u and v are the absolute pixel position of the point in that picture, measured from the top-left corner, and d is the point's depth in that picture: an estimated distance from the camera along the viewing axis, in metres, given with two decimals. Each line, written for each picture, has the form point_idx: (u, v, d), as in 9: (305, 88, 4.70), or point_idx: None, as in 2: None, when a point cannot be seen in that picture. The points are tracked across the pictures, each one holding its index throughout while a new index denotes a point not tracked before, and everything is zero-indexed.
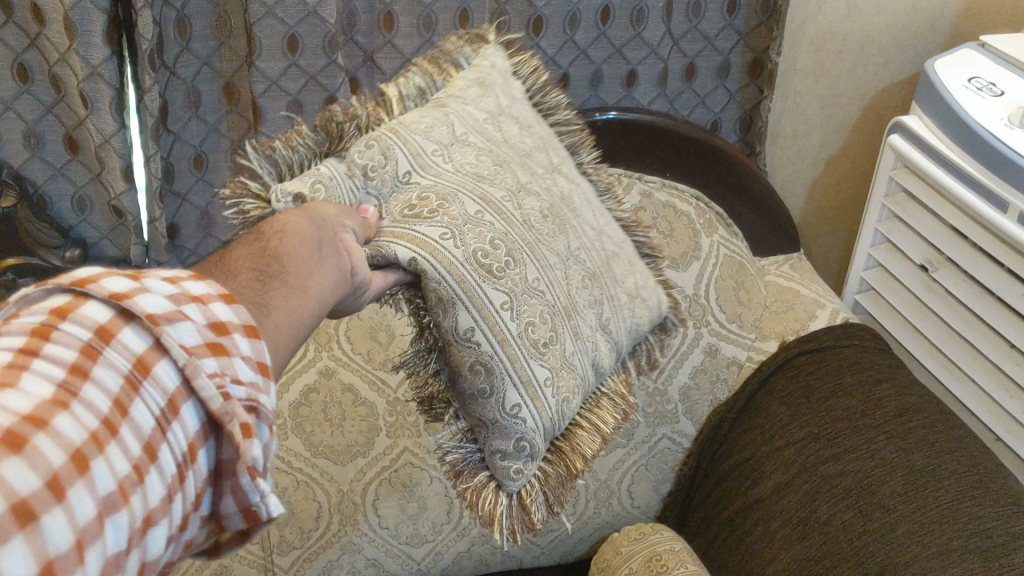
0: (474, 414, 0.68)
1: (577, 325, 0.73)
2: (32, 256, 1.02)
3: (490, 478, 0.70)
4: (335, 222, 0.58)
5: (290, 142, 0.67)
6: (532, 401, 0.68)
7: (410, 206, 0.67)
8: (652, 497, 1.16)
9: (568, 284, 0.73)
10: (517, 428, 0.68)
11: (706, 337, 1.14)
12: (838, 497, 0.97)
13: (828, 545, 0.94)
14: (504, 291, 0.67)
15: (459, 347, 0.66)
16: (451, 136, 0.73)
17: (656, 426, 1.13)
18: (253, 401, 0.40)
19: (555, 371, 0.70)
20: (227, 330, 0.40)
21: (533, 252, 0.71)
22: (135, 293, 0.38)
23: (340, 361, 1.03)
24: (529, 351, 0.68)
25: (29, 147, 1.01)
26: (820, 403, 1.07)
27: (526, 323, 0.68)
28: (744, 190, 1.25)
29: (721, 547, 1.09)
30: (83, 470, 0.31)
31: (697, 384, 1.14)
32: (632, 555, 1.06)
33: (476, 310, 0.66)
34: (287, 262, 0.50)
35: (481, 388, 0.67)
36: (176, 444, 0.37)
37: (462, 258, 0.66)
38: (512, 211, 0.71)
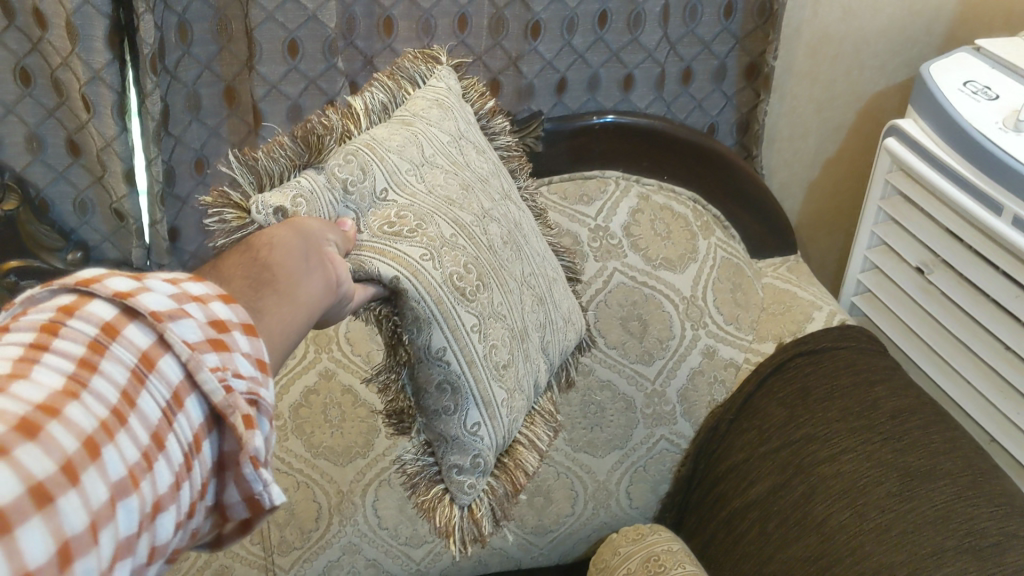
0: (437, 429, 0.70)
1: (529, 347, 0.75)
2: (33, 258, 1.05)
3: (445, 491, 0.71)
4: (319, 235, 0.58)
5: (271, 153, 0.66)
6: (490, 420, 0.70)
7: (389, 223, 0.67)
8: (650, 498, 1.17)
9: (523, 308, 0.75)
10: (475, 445, 0.70)
11: (704, 338, 1.15)
12: (834, 497, 0.98)
13: (825, 544, 0.95)
14: (474, 314, 0.69)
15: (428, 364, 0.68)
16: (421, 156, 0.74)
17: (654, 426, 1.14)
18: (254, 394, 0.41)
19: (511, 392, 0.72)
20: (227, 327, 0.41)
21: (497, 276, 0.73)
22: (138, 291, 0.38)
23: (340, 363, 1.04)
24: (488, 373, 0.70)
25: (30, 150, 1.01)
26: (818, 404, 1.08)
27: (491, 345, 0.70)
28: (741, 194, 1.26)
29: (718, 547, 1.09)
30: (95, 456, 0.32)
31: (694, 386, 1.15)
32: (630, 556, 1.07)
33: (448, 330, 0.67)
34: (277, 271, 0.50)
35: (446, 405, 0.69)
36: (182, 434, 0.37)
37: (440, 281, 0.66)
38: (480, 235, 0.73)
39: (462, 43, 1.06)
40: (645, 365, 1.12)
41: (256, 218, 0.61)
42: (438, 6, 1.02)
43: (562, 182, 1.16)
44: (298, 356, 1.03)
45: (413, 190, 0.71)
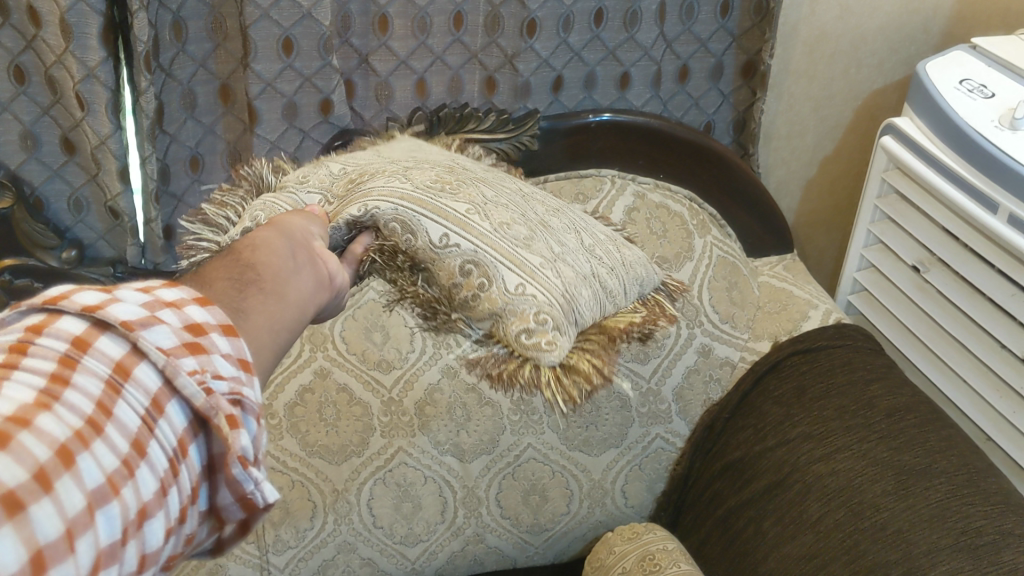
0: (483, 312, 0.72)
1: (557, 238, 0.80)
2: (28, 256, 1.00)
3: (525, 359, 0.71)
4: (303, 231, 0.60)
5: (219, 203, 0.79)
6: (531, 278, 0.73)
7: (351, 183, 0.78)
8: (646, 496, 1.17)
9: (535, 211, 0.82)
10: (528, 303, 0.72)
11: (700, 337, 1.15)
12: (829, 497, 0.98)
13: (819, 542, 0.95)
14: (463, 203, 0.76)
15: (440, 256, 0.73)
16: (376, 154, 0.86)
17: (650, 426, 1.14)
18: (237, 394, 0.41)
19: (548, 260, 0.75)
20: (203, 329, 0.41)
21: (486, 186, 0.81)
22: (107, 303, 0.38)
23: (336, 361, 1.03)
24: (507, 246, 0.74)
25: (26, 147, 1.00)
26: (813, 403, 1.08)
27: (498, 224, 0.76)
28: (741, 193, 1.25)
29: (714, 547, 1.10)
30: (69, 464, 0.32)
31: (690, 385, 1.15)
32: (625, 555, 1.07)
33: (442, 219, 0.73)
34: (262, 270, 0.51)
35: (479, 282, 0.72)
36: (165, 440, 0.37)
37: (413, 189, 0.75)
38: (456, 167, 0.83)
39: (458, 41, 1.07)
40: (640, 364, 1.12)
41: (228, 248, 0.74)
42: (434, 5, 1.03)
43: (558, 180, 1.17)
44: (293, 354, 1.03)
45: (374, 164, 0.83)
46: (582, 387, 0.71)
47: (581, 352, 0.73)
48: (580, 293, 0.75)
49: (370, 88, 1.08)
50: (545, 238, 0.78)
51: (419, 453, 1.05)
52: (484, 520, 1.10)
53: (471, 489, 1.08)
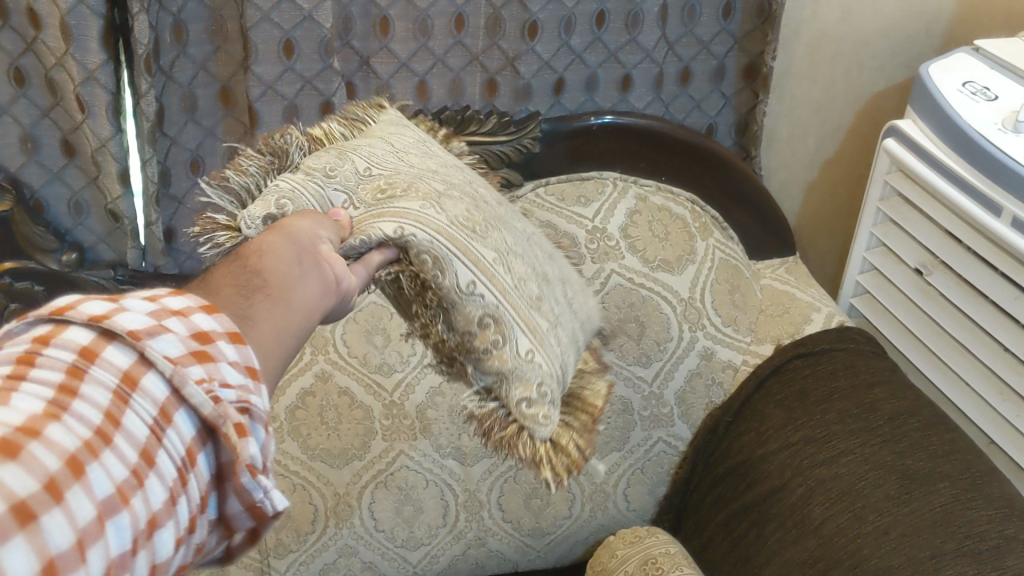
0: (491, 368, 0.73)
1: (555, 293, 0.82)
2: (28, 259, 0.99)
3: (517, 426, 0.74)
4: (310, 236, 0.60)
5: (241, 170, 0.77)
6: (539, 345, 0.75)
7: (381, 192, 0.74)
8: (648, 500, 1.17)
9: (536, 255, 0.83)
10: (535, 372, 0.74)
11: (701, 340, 1.15)
12: (832, 500, 0.98)
13: (823, 547, 0.94)
14: (490, 250, 0.75)
15: (462, 301, 0.72)
16: (392, 148, 0.82)
17: (651, 429, 1.14)
18: (245, 402, 0.40)
19: (550, 323, 0.78)
20: (211, 338, 0.41)
21: (504, 225, 0.81)
22: (114, 313, 0.38)
23: (337, 365, 1.03)
24: (522, 305, 0.75)
25: (26, 150, 1.00)
26: (816, 405, 1.08)
27: (517, 279, 0.76)
28: (743, 194, 1.24)
29: (716, 550, 1.09)
30: (79, 474, 0.32)
31: (692, 388, 1.15)
32: (627, 559, 1.07)
33: (472, 265, 0.73)
34: (267, 277, 0.51)
35: (494, 339, 0.73)
36: (173, 450, 0.37)
37: (446, 223, 0.73)
38: (476, 193, 0.82)
39: (459, 43, 1.07)
40: (642, 367, 1.12)
41: (244, 230, 0.69)
42: (435, 6, 1.03)
43: (559, 183, 1.16)
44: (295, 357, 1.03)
45: (390, 162, 0.79)
46: (568, 466, 0.76)
47: (563, 427, 0.77)
48: (566, 358, 0.79)
49: (371, 90, 1.07)
50: (548, 292, 0.80)
51: (419, 457, 1.05)
52: (485, 523, 1.10)
53: (473, 492, 1.08)
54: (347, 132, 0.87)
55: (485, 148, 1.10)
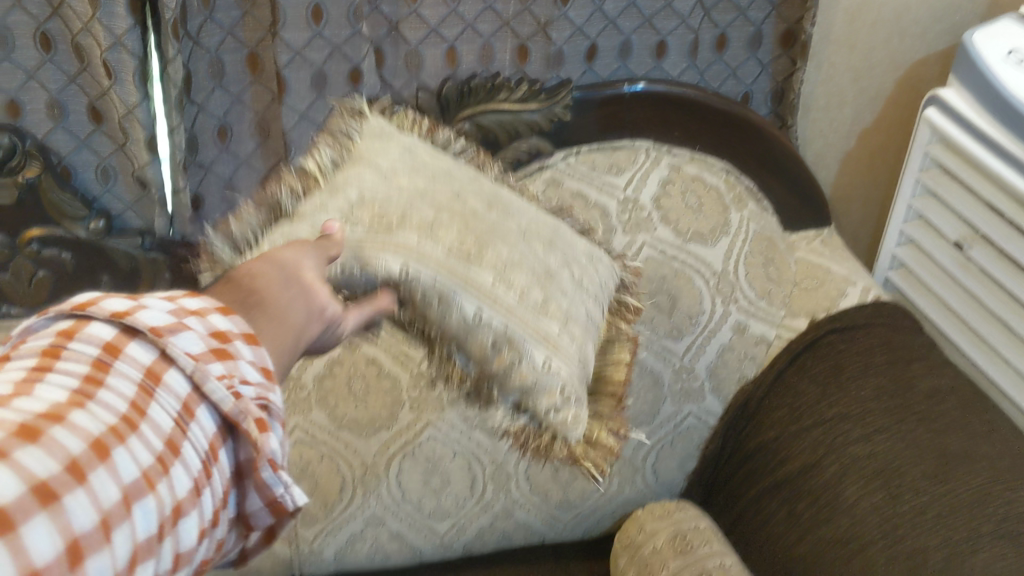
0: (515, 385, 0.73)
1: (562, 284, 0.79)
2: (55, 225, 0.99)
3: (546, 432, 0.76)
4: (294, 263, 0.57)
5: (239, 219, 0.71)
6: (555, 353, 0.75)
7: (373, 222, 0.71)
8: (677, 475, 1.17)
9: (540, 253, 0.79)
10: (555, 380, 0.74)
11: (734, 314, 1.13)
12: (866, 478, 0.96)
13: (856, 526, 0.93)
14: (490, 270, 0.74)
15: (472, 331, 0.72)
16: (381, 171, 0.76)
17: (682, 403, 1.13)
18: (263, 399, 0.42)
19: (562, 322, 0.77)
20: (229, 337, 0.43)
21: (502, 231, 0.78)
22: (135, 310, 0.40)
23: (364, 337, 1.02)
24: (529, 318, 0.74)
25: (52, 116, 0.97)
26: (851, 382, 1.06)
27: (521, 290, 0.74)
28: (778, 163, 1.21)
29: (747, 526, 1.09)
30: (105, 457, 0.34)
31: (724, 362, 1.13)
32: (656, 533, 1.08)
33: (473, 295, 0.72)
34: (263, 295, 0.52)
35: (509, 361, 0.73)
36: (196, 442, 0.39)
37: (443, 255, 0.72)
38: (475, 201, 0.79)
39: (490, 8, 1.04)
40: (674, 341, 1.10)
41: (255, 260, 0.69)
42: None
43: (591, 152, 1.12)
44: None
45: (377, 185, 0.75)
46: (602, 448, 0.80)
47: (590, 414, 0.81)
48: (583, 347, 0.80)
49: (400, 57, 1.04)
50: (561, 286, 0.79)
51: (447, 429, 1.04)
52: (513, 496, 1.10)
53: (500, 465, 1.07)
54: (338, 154, 0.78)
55: (514, 117, 1.07)
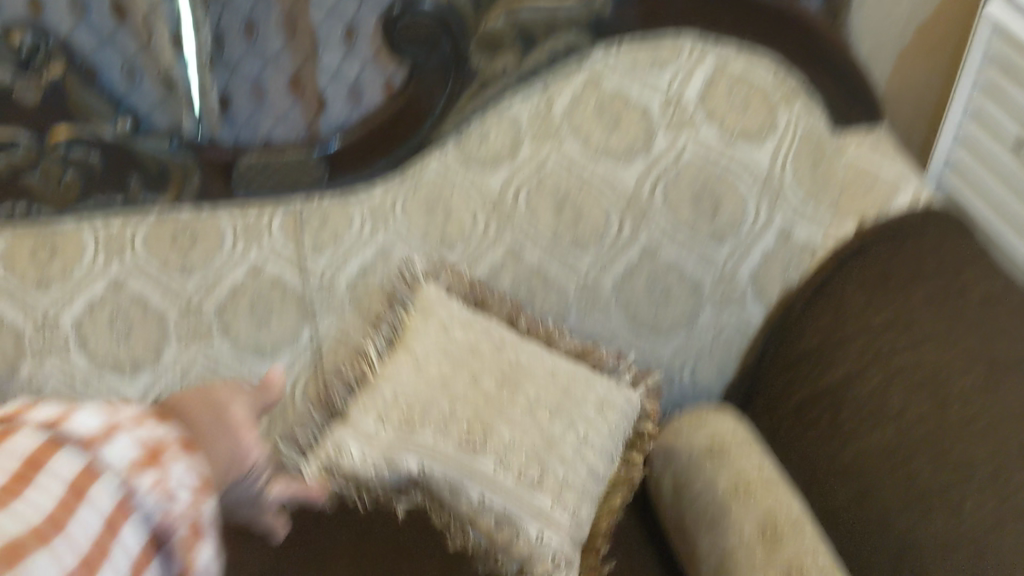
0: (518, 553, 0.94)
1: (562, 452, 0.97)
2: (78, 124, 0.93)
3: (534, 559, 0.94)
4: (227, 400, 0.67)
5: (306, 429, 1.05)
6: (546, 525, 0.94)
7: (402, 422, 0.97)
8: (716, 379, 1.20)
9: (545, 429, 0.97)
10: (548, 550, 0.93)
11: (779, 220, 1.10)
12: (913, 387, 0.95)
13: (902, 435, 0.93)
14: (493, 460, 0.95)
15: (478, 513, 0.95)
16: (416, 359, 1.00)
17: (722, 310, 1.14)
18: (197, 510, 0.55)
19: (557, 496, 0.95)
20: (163, 456, 0.55)
21: (505, 418, 0.97)
22: (68, 421, 0.54)
23: (400, 238, 1.07)
24: (538, 504, 0.94)
25: (73, 12, 0.89)
26: (901, 290, 1.04)
27: (515, 469, 0.95)
28: (836, 60, 1.06)
29: (787, 433, 1.09)
30: (12, 557, 0.44)
31: (766, 269, 1.12)
32: (693, 437, 1.08)
33: (475, 481, 0.95)
34: (214, 503, 0.70)
35: (507, 536, 0.94)
36: (129, 548, 0.50)
37: (454, 451, 0.95)
38: (485, 390, 0.98)
39: None
40: (715, 248, 1.10)
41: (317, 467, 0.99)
42: None
43: (630, 49, 1.02)
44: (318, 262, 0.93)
45: (409, 382, 0.99)
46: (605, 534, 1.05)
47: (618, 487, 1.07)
48: (581, 513, 0.97)
49: None
50: (553, 468, 0.96)
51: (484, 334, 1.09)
52: None
53: None
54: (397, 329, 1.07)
55: (552, 12, 0.97)
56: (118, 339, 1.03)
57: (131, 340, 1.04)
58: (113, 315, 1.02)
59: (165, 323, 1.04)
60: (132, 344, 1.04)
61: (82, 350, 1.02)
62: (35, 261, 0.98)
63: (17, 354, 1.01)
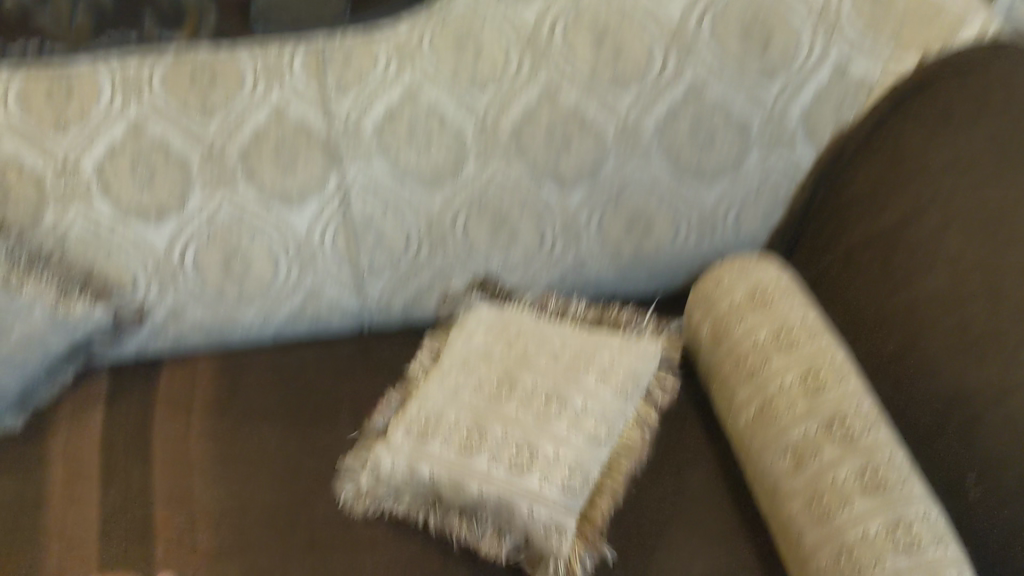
0: (517, 526, 0.86)
1: (576, 402, 0.95)
2: None
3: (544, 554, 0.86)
4: None
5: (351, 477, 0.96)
6: (540, 502, 0.86)
7: (421, 432, 0.94)
8: (761, 223, 1.15)
9: (564, 385, 0.97)
10: (546, 520, 0.86)
11: (836, 54, 1.02)
12: (972, 229, 0.89)
13: (956, 281, 0.88)
14: (500, 433, 0.91)
15: (477, 501, 0.88)
16: (444, 380, 0.99)
17: (771, 148, 1.08)
18: None
19: (564, 476, 0.88)
20: None
21: (519, 389, 0.96)
22: None
23: (426, 78, 0.96)
24: (546, 463, 0.89)
25: None
26: (963, 125, 0.95)
27: (516, 456, 0.89)
28: None
29: (833, 279, 1.05)
30: None
31: (818, 105, 1.05)
32: (732, 287, 1.04)
33: (470, 475, 0.89)
34: None
35: (505, 514, 0.87)
36: None
37: (453, 455, 0.90)
38: (503, 393, 0.96)
39: None
40: (764, 87, 1.03)
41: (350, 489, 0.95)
42: None
43: None
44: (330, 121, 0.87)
45: (433, 396, 0.98)
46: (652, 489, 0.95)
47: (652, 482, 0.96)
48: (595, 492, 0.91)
49: None
50: (570, 401, 0.95)
51: (515, 182, 1.05)
52: (583, 251, 1.12)
53: (572, 220, 1.09)
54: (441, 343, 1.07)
55: None
56: (141, 184, 0.98)
57: (154, 185, 0.98)
58: (134, 158, 0.96)
59: (188, 168, 0.98)
60: (155, 189, 0.99)
61: (104, 197, 0.98)
62: (51, 104, 0.91)
63: (39, 201, 0.96)
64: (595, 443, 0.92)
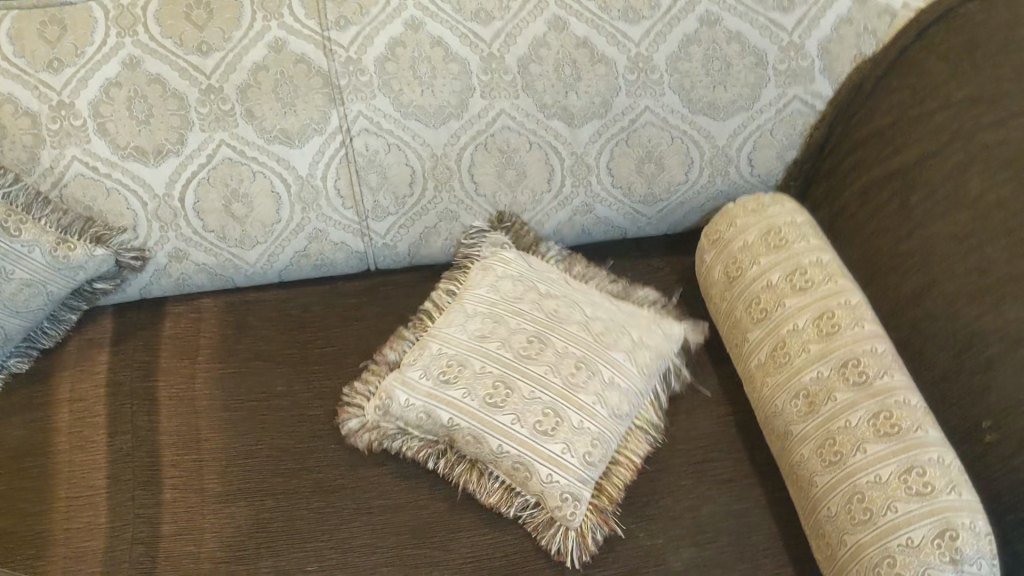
0: (534, 489, 0.85)
1: (605, 364, 0.91)
2: None
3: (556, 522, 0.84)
4: None
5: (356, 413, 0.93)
6: (562, 470, 0.84)
7: (445, 371, 0.89)
8: (775, 164, 1.09)
9: (593, 342, 0.93)
10: (563, 487, 0.84)
11: None
12: (993, 167, 0.86)
13: (975, 221, 0.85)
14: (529, 387, 0.88)
15: (495, 459, 0.86)
16: (465, 316, 0.95)
17: (787, 87, 1.02)
18: None
19: (584, 447, 0.86)
20: None
21: (546, 340, 0.92)
22: None
23: (428, 12, 0.95)
24: (572, 431, 0.86)
25: None
26: (987, 60, 0.91)
27: (543, 415, 0.86)
28: None
29: (848, 219, 1.02)
30: None
31: (838, 38, 1.00)
32: (747, 229, 1.01)
33: (492, 432, 0.86)
34: None
35: (522, 473, 0.85)
36: None
37: (479, 403, 0.87)
38: (531, 342, 0.91)
39: None
40: (782, 15, 0.98)
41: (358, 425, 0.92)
42: None
43: None
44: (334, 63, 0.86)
45: (456, 337, 0.92)
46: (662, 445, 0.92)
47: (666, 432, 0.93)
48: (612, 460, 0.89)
49: None
50: (599, 370, 0.90)
51: (522, 116, 1.00)
52: (593, 190, 1.07)
53: (580, 159, 1.04)
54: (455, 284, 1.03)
55: None
56: (139, 122, 0.95)
57: (151, 125, 0.95)
58: (131, 94, 0.94)
59: (186, 106, 0.95)
60: (152, 130, 0.96)
61: (102, 136, 0.95)
62: (42, 35, 0.91)
63: (36, 141, 0.94)
64: (618, 417, 0.89)
